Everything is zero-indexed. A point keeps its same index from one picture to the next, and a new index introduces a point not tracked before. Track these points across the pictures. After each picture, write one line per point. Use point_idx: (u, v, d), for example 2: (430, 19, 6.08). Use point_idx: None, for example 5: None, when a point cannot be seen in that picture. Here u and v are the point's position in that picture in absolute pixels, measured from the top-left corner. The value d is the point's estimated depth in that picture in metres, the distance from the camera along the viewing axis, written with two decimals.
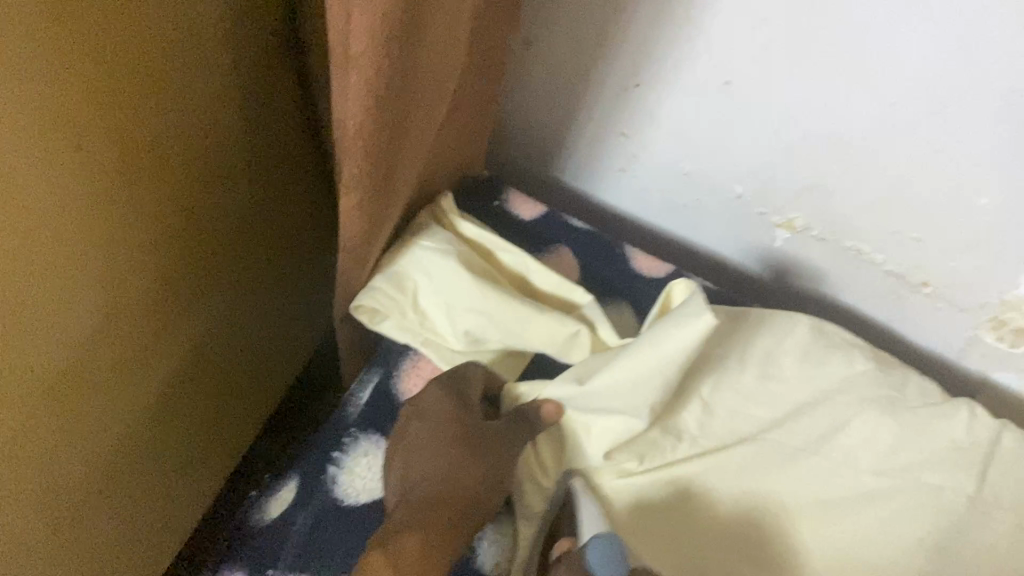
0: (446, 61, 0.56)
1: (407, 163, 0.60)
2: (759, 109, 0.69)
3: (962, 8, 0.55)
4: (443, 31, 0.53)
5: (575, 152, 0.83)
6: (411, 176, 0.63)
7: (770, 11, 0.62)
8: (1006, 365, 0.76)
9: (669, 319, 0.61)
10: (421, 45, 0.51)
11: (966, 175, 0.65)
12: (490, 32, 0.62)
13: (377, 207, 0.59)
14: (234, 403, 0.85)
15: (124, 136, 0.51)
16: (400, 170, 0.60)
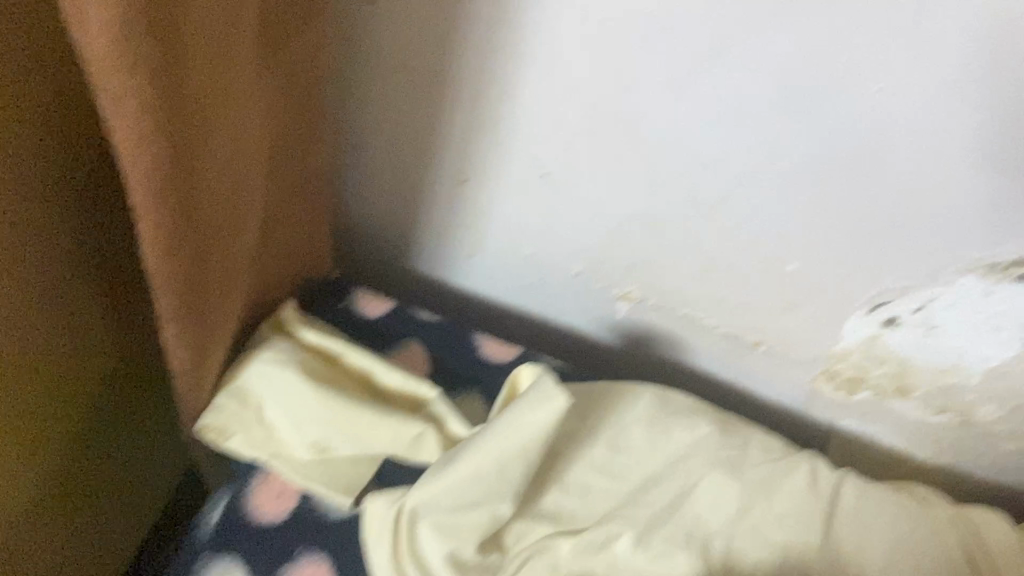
0: (244, 178, 0.58)
1: (224, 284, 0.61)
2: (577, 198, 0.73)
3: (730, 88, 0.61)
4: (226, 149, 0.54)
5: (422, 245, 0.84)
6: (234, 294, 0.64)
7: (569, 101, 0.66)
8: (846, 411, 0.81)
9: (521, 403, 0.65)
10: (203, 164, 0.52)
11: (776, 243, 0.70)
12: (295, 148, 0.65)
13: (198, 331, 0.60)
14: (107, 554, 0.80)
15: (16, 272, 0.50)
16: (215, 290, 0.60)
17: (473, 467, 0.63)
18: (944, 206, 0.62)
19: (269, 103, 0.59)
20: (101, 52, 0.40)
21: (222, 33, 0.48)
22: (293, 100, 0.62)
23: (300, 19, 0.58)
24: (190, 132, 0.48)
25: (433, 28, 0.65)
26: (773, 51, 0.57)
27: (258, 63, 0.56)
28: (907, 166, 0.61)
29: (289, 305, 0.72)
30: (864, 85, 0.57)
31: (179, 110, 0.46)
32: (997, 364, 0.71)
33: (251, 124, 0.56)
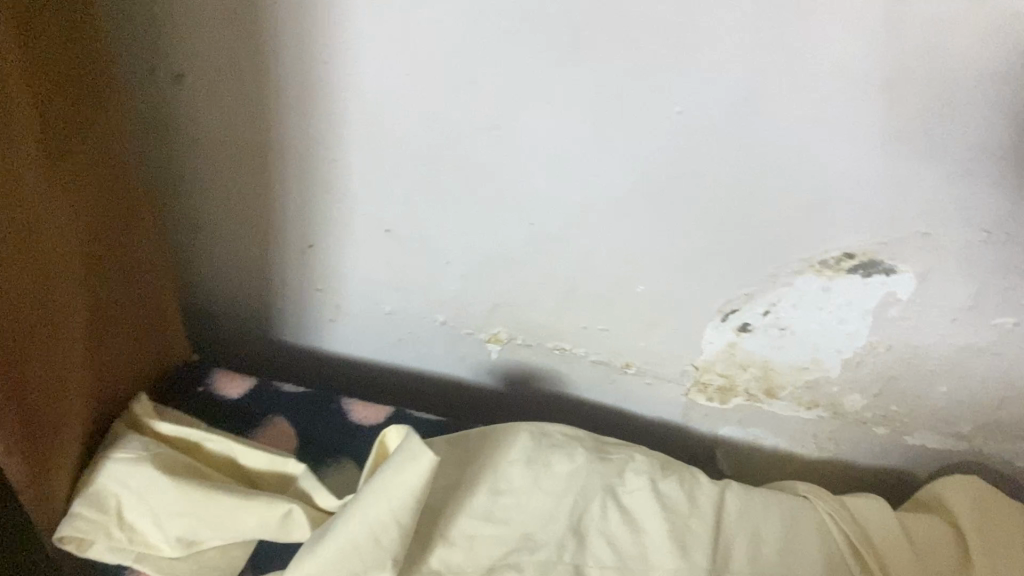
0: (52, 273, 0.55)
1: (55, 388, 0.58)
2: (425, 248, 0.73)
3: (542, 127, 0.62)
4: (23, 246, 0.52)
5: (284, 318, 0.82)
6: (71, 396, 0.61)
7: (395, 154, 0.66)
8: (725, 418, 0.83)
9: (385, 469, 0.62)
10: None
11: (621, 267, 0.71)
12: (115, 240, 0.63)
13: (35, 441, 0.57)
14: None
15: None
16: (45, 395, 0.57)
17: (344, 539, 0.60)
18: (767, 214, 0.64)
19: (76, 196, 0.57)
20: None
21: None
22: (103, 189, 0.60)
23: (96, 104, 0.57)
24: None
25: (244, 100, 0.64)
26: (574, 84, 0.58)
27: (52, 157, 0.54)
28: (724, 179, 0.62)
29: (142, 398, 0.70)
30: (665, 108, 0.59)
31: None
32: (850, 355, 0.72)
33: (50, 217, 0.54)
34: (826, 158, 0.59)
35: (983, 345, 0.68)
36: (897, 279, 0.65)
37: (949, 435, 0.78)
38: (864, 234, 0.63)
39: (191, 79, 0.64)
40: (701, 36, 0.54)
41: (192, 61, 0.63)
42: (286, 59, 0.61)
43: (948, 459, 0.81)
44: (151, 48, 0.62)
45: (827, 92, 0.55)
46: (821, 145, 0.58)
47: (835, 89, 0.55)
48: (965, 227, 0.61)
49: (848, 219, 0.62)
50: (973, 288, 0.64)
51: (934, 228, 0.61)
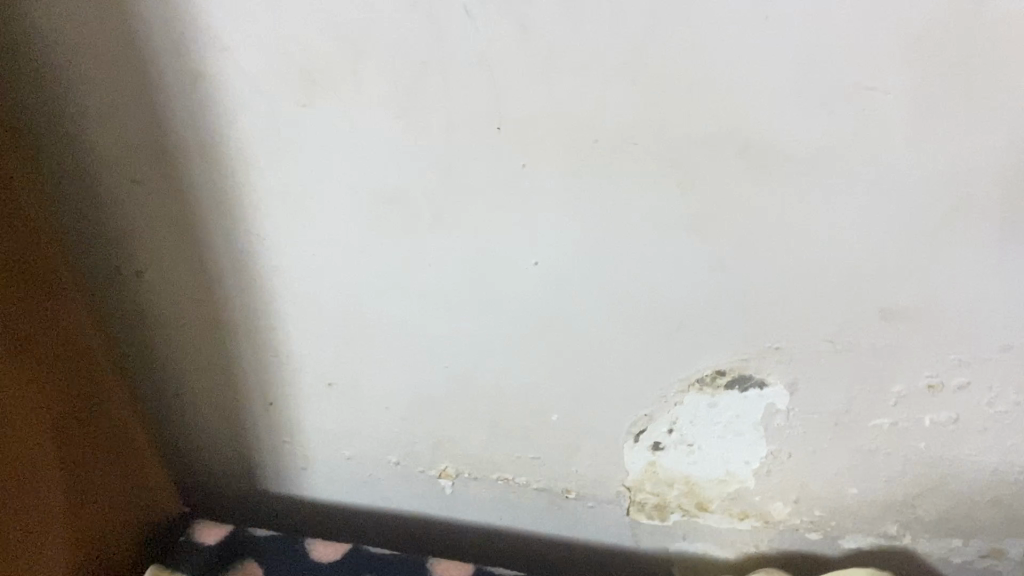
0: (28, 443, 0.67)
1: (37, 538, 0.69)
2: (365, 396, 0.83)
3: (434, 287, 0.73)
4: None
5: (261, 471, 0.92)
6: (54, 549, 0.71)
7: (320, 319, 0.78)
8: (671, 535, 0.87)
9: None
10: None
11: (534, 400, 0.79)
12: (100, 419, 0.75)
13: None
14: None
15: None
16: (24, 547, 0.68)
17: None
18: (641, 343, 0.72)
19: (57, 387, 0.69)
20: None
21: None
22: (86, 379, 0.73)
23: (70, 307, 0.70)
24: None
25: (194, 291, 0.78)
26: (446, 251, 0.70)
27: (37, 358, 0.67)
28: (594, 315, 0.71)
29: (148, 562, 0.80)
30: (525, 262, 0.69)
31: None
32: (759, 466, 0.78)
33: (25, 398, 0.66)
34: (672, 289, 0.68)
35: (869, 445, 0.74)
36: (771, 391, 0.72)
37: (879, 535, 0.81)
38: (726, 353, 0.70)
39: (150, 274, 0.77)
40: (533, 205, 0.65)
41: (148, 260, 0.76)
42: (220, 251, 0.74)
43: (890, 560, 0.83)
44: (116, 254, 0.77)
45: (651, 237, 0.65)
46: (660, 282, 0.67)
47: (657, 235, 0.65)
48: (809, 338, 0.68)
49: (708, 342, 0.70)
50: (838, 392, 0.71)
51: (783, 341, 0.68)
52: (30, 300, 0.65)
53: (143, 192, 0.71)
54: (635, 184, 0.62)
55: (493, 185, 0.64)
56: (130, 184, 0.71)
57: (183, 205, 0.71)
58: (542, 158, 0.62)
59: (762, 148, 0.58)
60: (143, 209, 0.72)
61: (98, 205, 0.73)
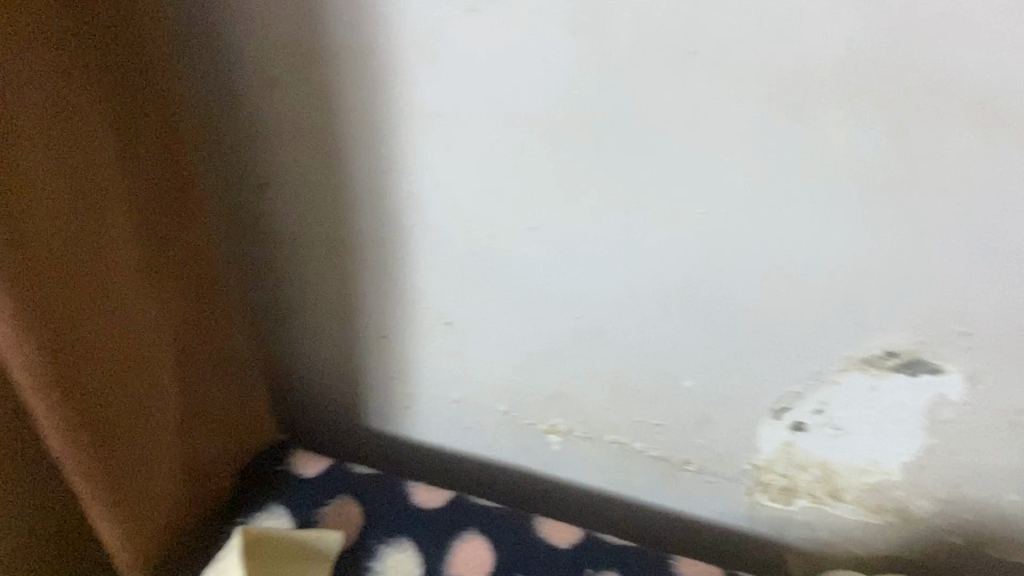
0: (144, 353, 0.63)
1: (142, 452, 0.66)
2: (480, 341, 0.77)
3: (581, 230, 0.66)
4: (113, 324, 0.59)
5: (363, 403, 0.88)
6: (160, 464, 0.68)
7: (445, 253, 0.71)
8: (792, 521, 0.81)
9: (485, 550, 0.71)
10: (95, 360, 0.58)
11: (666, 365, 0.72)
12: (215, 336, 0.71)
13: (123, 508, 0.66)
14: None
15: None
16: (130, 459, 0.65)
17: None
18: (806, 313, 0.65)
19: (178, 298, 0.66)
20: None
21: (90, 212, 0.54)
22: (209, 294, 0.69)
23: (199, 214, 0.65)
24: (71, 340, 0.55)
25: (321, 209, 0.73)
26: (603, 189, 0.63)
27: (163, 266, 0.63)
28: (755, 276, 0.64)
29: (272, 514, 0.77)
30: (690, 210, 0.62)
31: (40, 284, 0.51)
32: (911, 459, 0.71)
33: (141, 307, 0.62)
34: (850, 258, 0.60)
35: None
36: (947, 379, 0.64)
37: None
38: (903, 332, 0.63)
39: (274, 187, 0.73)
40: (711, 145, 0.58)
41: (276, 173, 0.71)
42: (353, 169, 0.68)
43: None
44: (242, 163, 0.72)
45: (844, 196, 0.57)
46: (842, 248, 0.60)
47: (853, 194, 0.57)
48: (1005, 328, 0.60)
49: (885, 320, 0.63)
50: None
51: (974, 327, 0.61)
52: (161, 203, 0.61)
53: (284, 96, 0.66)
54: (840, 131, 0.55)
55: (670, 121, 0.58)
56: (270, 86, 0.66)
57: (324, 114, 0.66)
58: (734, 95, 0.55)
59: (1006, 109, 0.51)
60: (279, 115, 0.67)
61: (232, 108, 0.68)
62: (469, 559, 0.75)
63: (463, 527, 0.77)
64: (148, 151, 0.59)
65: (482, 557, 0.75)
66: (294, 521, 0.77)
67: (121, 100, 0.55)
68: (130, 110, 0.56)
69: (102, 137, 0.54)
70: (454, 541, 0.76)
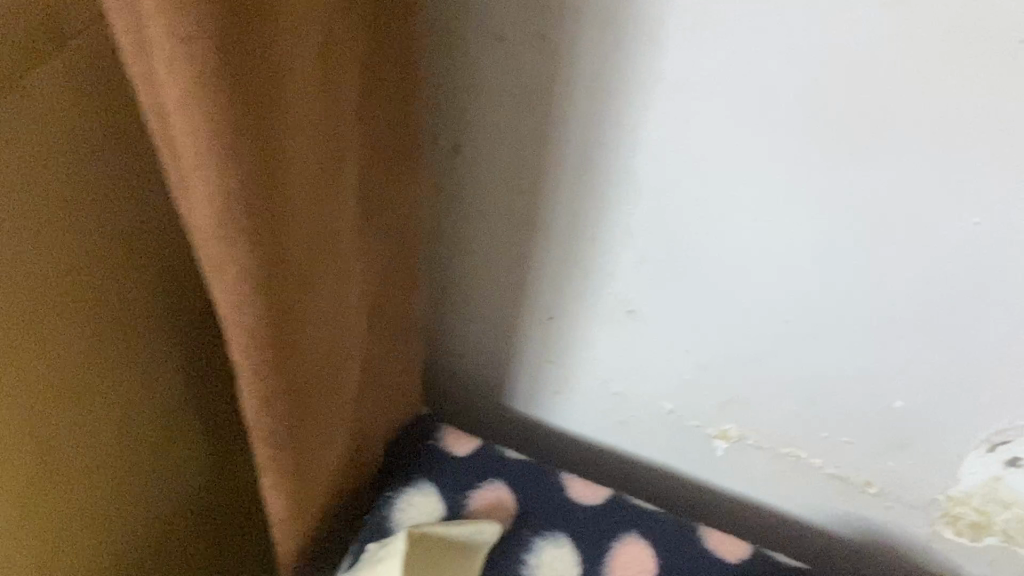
0: (343, 325, 0.59)
1: (324, 424, 0.62)
2: (666, 334, 0.72)
3: (817, 227, 0.61)
4: (327, 296, 0.55)
5: (511, 384, 0.83)
6: (334, 433, 0.65)
7: (652, 237, 0.66)
8: (973, 558, 0.75)
9: None
10: (305, 325, 0.54)
11: (878, 376, 0.67)
12: (396, 298, 0.67)
13: (298, 480, 0.62)
14: None
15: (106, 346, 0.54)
16: (315, 429, 0.61)
17: None
18: None
19: (373, 257, 0.61)
20: (214, 192, 0.42)
21: (329, 177, 0.51)
22: (399, 255, 0.65)
23: (409, 178, 0.61)
24: (291, 302, 0.51)
25: (518, 178, 0.67)
26: (858, 182, 0.58)
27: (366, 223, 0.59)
28: (1011, 296, 0.59)
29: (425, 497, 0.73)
30: (957, 220, 0.57)
31: (281, 256, 0.48)
32: None
33: (350, 277, 0.58)
34: None
35: None
36: None
37: None
38: None
39: (467, 150, 0.67)
40: (1007, 148, 0.52)
41: (473, 134, 0.66)
42: (566, 137, 0.63)
43: None
44: (434, 120, 0.66)
45: None
46: None
47: None
48: None
49: None
50: None
51: None
52: (375, 154, 0.56)
53: (507, 52, 0.60)
54: None
55: (968, 115, 0.52)
56: (494, 39, 0.60)
57: (549, 75, 0.60)
58: None
59: None
60: (494, 72, 0.62)
61: (437, 61, 0.63)
62: (629, 563, 0.70)
63: (623, 529, 0.71)
64: (376, 110, 0.55)
65: (643, 563, 0.70)
66: (444, 506, 0.73)
67: (367, 56, 0.51)
68: (370, 67, 0.52)
69: (349, 94, 0.50)
70: (613, 543, 0.71)
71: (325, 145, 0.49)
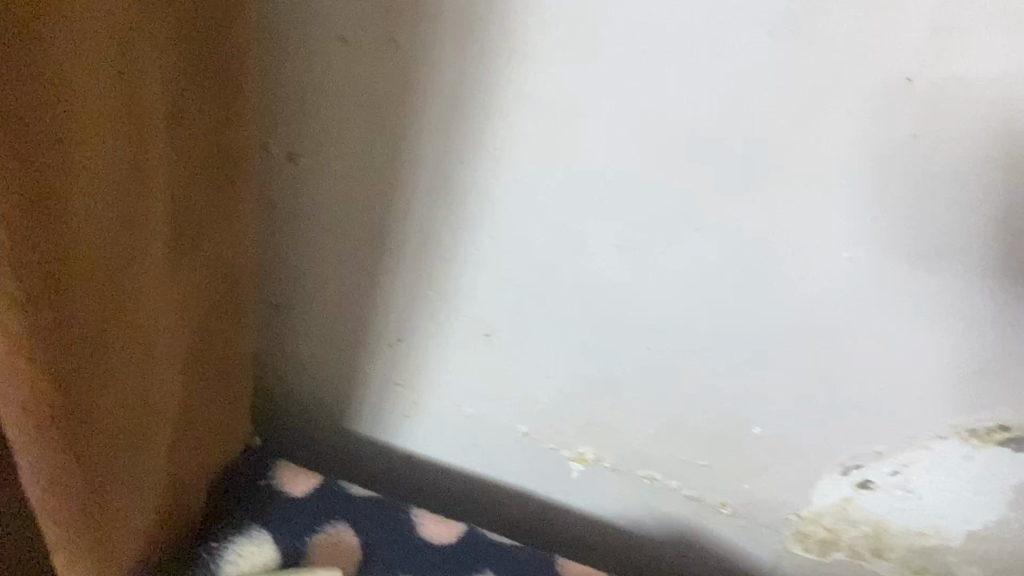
0: (154, 372, 0.51)
1: (138, 472, 0.53)
2: (523, 358, 0.68)
3: (685, 258, 0.57)
4: (130, 356, 0.47)
5: (353, 407, 0.76)
6: (150, 482, 0.56)
7: (511, 258, 0.61)
8: (820, 572, 0.75)
9: None
10: (102, 366, 0.45)
11: (738, 406, 0.65)
12: (215, 318, 0.58)
13: (107, 545, 0.53)
14: None
15: None
16: (127, 484, 0.52)
17: None
18: (908, 380, 0.59)
19: (189, 282, 0.53)
20: None
21: (129, 227, 0.43)
22: (221, 269, 0.56)
23: (226, 195, 0.53)
24: (79, 343, 0.41)
25: (364, 192, 0.60)
26: (726, 214, 0.54)
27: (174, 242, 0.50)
28: (873, 334, 0.57)
29: (256, 542, 0.65)
30: (829, 255, 0.54)
31: (58, 295, 0.38)
32: (978, 527, 0.66)
33: (160, 328, 0.50)
34: (982, 336, 0.55)
35: None
36: None
37: None
38: (1019, 407, 0.57)
39: (305, 159, 0.60)
40: (878, 191, 0.50)
41: (313, 142, 0.58)
42: (418, 152, 0.57)
43: None
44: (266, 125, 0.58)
45: (1003, 268, 0.51)
46: (973, 321, 0.54)
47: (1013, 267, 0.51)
48: None
49: (1005, 402, 0.57)
50: None
51: None
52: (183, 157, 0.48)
53: (351, 53, 0.53)
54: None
55: (844, 156, 0.49)
56: (337, 38, 0.53)
57: (400, 83, 0.53)
58: (938, 132, 0.47)
59: None
60: (339, 76, 0.54)
61: (273, 57, 0.55)
62: None
63: (479, 570, 0.66)
64: (183, 139, 0.47)
65: None
66: (278, 550, 0.65)
67: (166, 78, 0.43)
68: (173, 89, 0.44)
69: (152, 127, 0.42)
70: None
71: (123, 191, 0.41)
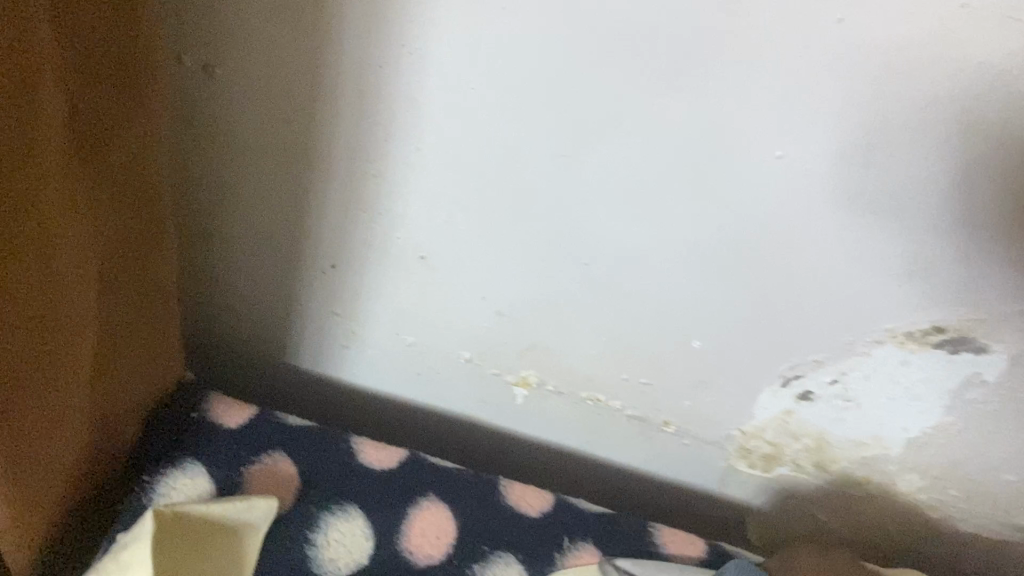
0: (70, 283, 0.49)
1: (60, 394, 0.51)
2: (460, 280, 0.66)
3: (616, 167, 0.56)
4: (41, 272, 0.45)
5: (291, 339, 0.74)
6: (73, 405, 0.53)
7: (441, 173, 0.59)
8: (766, 489, 0.75)
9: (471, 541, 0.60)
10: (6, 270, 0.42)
11: (676, 320, 0.64)
12: (134, 233, 0.56)
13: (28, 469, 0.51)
14: None
15: None
16: (46, 404, 0.50)
17: None
18: (842, 286, 0.58)
19: (102, 194, 0.51)
20: None
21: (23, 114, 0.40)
22: (134, 177, 0.53)
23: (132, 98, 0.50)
24: None
25: (286, 104, 0.58)
26: (654, 118, 0.53)
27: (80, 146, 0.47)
28: (807, 239, 0.57)
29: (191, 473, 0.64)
30: (760, 156, 0.53)
31: None
32: (916, 435, 0.66)
33: (72, 235, 0.48)
34: (914, 236, 0.54)
35: None
36: (986, 358, 0.59)
37: (1009, 526, 0.71)
38: (952, 308, 0.57)
39: (222, 70, 0.58)
40: (804, 87, 0.49)
41: (228, 53, 0.57)
42: (337, 60, 0.55)
43: (1000, 557, 0.74)
44: (178, 34, 0.56)
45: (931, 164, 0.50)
46: (905, 221, 0.54)
47: (940, 161, 0.50)
48: None
49: (938, 304, 0.57)
50: None
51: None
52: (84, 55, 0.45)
53: None
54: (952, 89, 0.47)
55: (768, 52, 0.48)
56: None
57: None
58: (868, 16, 0.46)
59: None
60: None
61: None
62: (426, 532, 0.64)
63: (420, 493, 0.65)
64: (87, 32, 0.44)
65: (442, 527, 0.64)
66: (213, 483, 0.64)
67: None
68: None
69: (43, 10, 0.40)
70: (408, 509, 0.65)
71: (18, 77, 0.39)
